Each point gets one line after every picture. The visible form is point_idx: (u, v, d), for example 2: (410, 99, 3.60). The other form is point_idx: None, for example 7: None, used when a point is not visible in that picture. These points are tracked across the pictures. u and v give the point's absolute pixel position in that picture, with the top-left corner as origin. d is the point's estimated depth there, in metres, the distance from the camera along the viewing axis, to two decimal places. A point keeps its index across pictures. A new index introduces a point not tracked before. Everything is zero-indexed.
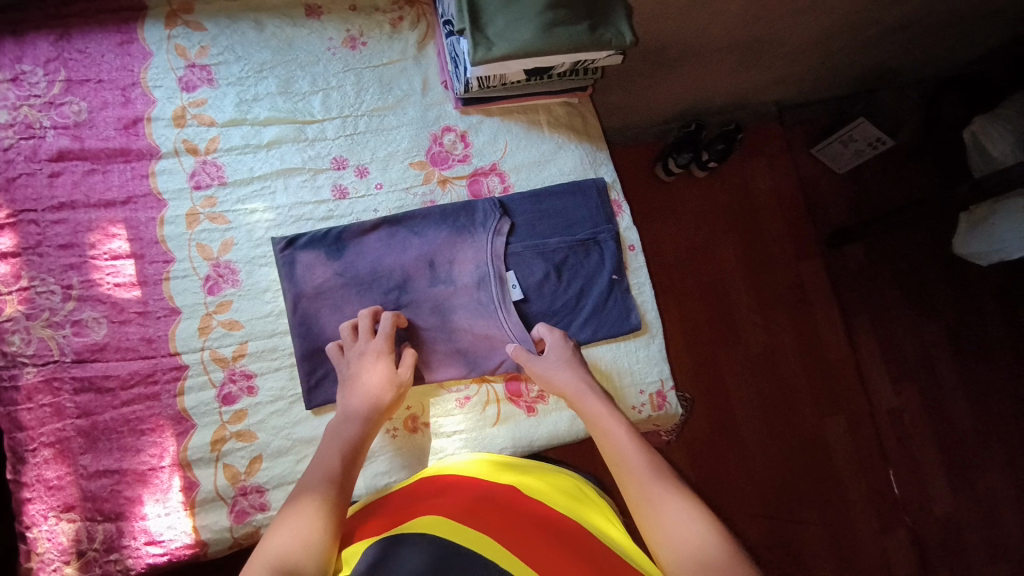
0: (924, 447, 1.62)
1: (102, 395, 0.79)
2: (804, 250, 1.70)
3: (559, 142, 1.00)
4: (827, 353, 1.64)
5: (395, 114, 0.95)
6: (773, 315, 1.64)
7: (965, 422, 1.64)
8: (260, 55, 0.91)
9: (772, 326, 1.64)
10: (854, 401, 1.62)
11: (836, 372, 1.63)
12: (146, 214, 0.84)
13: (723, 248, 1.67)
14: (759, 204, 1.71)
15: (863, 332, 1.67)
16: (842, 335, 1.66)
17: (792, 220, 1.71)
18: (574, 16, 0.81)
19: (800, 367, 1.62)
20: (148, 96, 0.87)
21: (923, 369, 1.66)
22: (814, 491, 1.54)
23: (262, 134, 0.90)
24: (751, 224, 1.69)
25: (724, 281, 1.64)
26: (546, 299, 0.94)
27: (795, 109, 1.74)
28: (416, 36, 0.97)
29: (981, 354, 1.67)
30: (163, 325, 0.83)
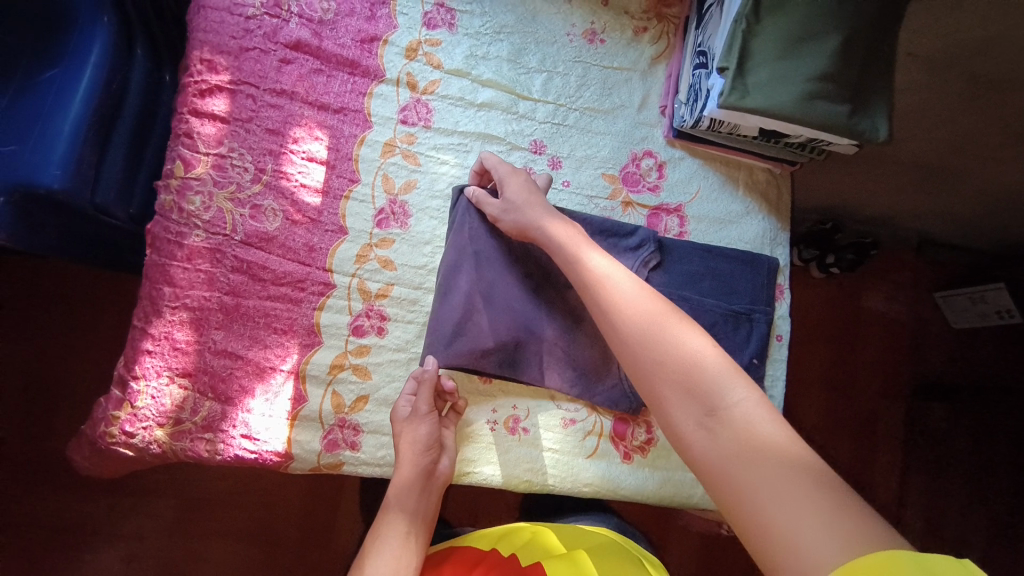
0: None
1: (255, 283, 0.80)
2: (891, 390, 1.66)
3: (749, 207, 0.96)
4: (877, 502, 1.60)
5: (605, 120, 0.93)
6: (837, 442, 1.62)
7: None
8: (503, 17, 0.91)
9: (833, 451, 1.61)
10: None
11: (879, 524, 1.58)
12: (350, 129, 0.85)
13: (815, 357, 1.65)
14: (864, 327, 1.68)
15: (922, 495, 1.61)
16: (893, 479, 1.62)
17: (893, 356, 1.68)
18: (839, 95, 0.77)
19: None
20: (392, 20, 0.88)
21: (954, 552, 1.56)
22: None
23: (478, 94, 0.89)
24: (849, 343, 1.67)
25: (801, 391, 1.64)
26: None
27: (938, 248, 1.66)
28: (652, 52, 0.95)
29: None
30: (327, 239, 0.83)
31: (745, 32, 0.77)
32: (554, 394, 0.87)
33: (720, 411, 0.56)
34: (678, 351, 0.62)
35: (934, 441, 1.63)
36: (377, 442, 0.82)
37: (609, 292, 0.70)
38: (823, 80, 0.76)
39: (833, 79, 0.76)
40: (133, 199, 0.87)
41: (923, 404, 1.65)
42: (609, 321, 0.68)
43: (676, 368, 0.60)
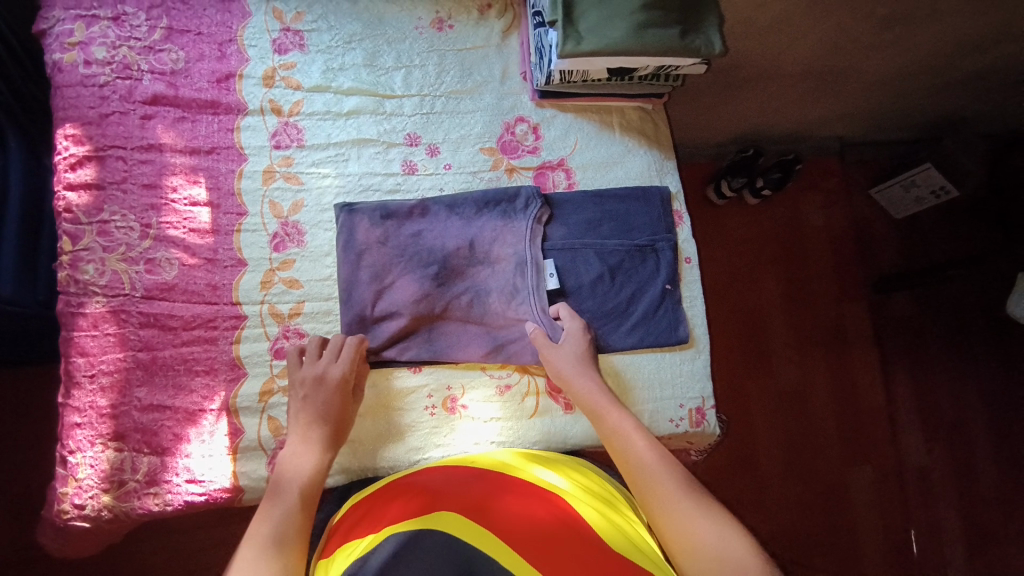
0: (945, 507, 1.58)
1: (166, 333, 0.82)
2: (849, 291, 1.71)
3: (629, 146, 1.00)
4: (861, 400, 1.64)
5: (472, 99, 0.96)
6: (809, 353, 1.66)
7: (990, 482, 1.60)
8: (351, 26, 0.94)
9: (807, 363, 1.66)
10: (883, 454, 1.61)
11: (868, 420, 1.63)
12: (227, 166, 0.88)
13: (766, 279, 1.70)
14: (807, 238, 1.74)
15: (903, 385, 1.66)
16: (877, 380, 1.66)
17: (842, 259, 1.73)
18: (666, 19, 0.81)
19: (831, 413, 1.63)
20: (243, 54, 0.91)
21: (954, 432, 1.63)
22: (831, 539, 1.54)
23: (344, 103, 0.92)
24: (798, 257, 1.72)
25: (762, 314, 1.67)
26: (587, 299, 0.93)
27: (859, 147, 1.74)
28: (501, 25, 0.99)
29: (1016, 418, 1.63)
30: (228, 274, 0.85)
31: None
32: (483, 365, 0.90)
33: (707, 541, 0.61)
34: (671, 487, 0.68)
35: (896, 326, 1.69)
36: None
37: (620, 425, 0.76)
38: (648, 10, 0.80)
39: (657, 6, 0.80)
40: (37, 286, 0.88)
41: (884, 295, 1.71)
42: (618, 443, 0.75)
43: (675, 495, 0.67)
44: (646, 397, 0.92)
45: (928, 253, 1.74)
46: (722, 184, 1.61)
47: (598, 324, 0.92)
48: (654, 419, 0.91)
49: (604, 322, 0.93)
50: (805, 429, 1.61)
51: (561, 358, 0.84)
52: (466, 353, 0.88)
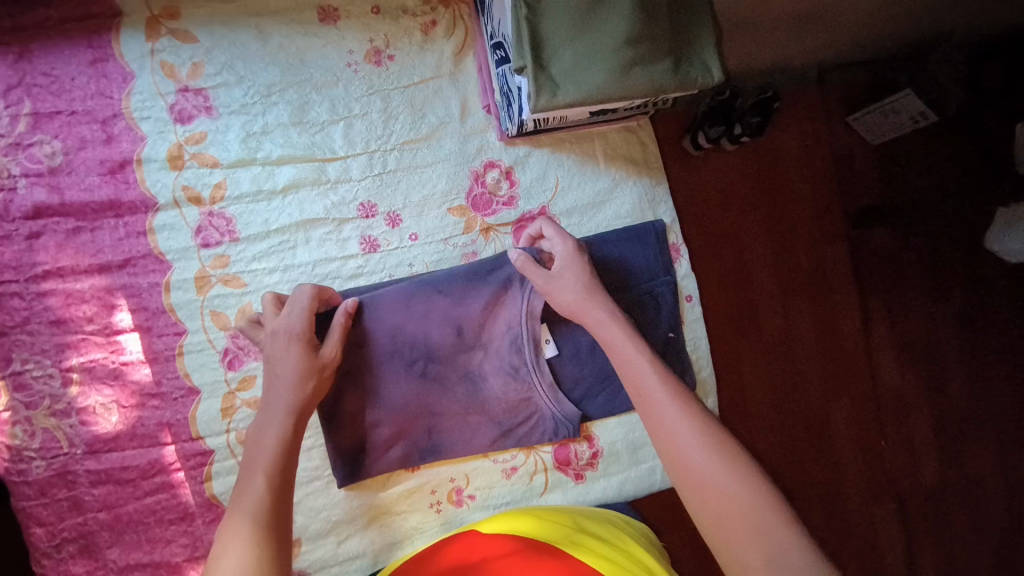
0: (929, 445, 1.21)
1: (123, 486, 0.72)
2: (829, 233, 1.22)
3: (616, 178, 0.87)
4: (844, 339, 1.21)
5: (429, 148, 0.80)
6: (793, 298, 1.21)
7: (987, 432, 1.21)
8: (265, 74, 0.75)
9: (793, 312, 1.20)
10: (862, 389, 1.21)
11: (850, 363, 1.21)
12: (148, 279, 0.73)
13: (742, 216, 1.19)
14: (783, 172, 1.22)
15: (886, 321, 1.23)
16: (858, 316, 1.22)
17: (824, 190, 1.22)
18: (656, 52, 0.66)
19: (816, 359, 1.21)
20: (135, 131, 0.72)
21: (930, 364, 1.22)
22: (832, 511, 1.17)
23: (276, 177, 0.76)
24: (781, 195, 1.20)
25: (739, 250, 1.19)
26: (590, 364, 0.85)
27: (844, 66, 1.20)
28: (452, 46, 0.81)
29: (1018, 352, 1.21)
30: (181, 406, 0.74)
31: (528, 19, 0.64)
32: (485, 452, 0.83)
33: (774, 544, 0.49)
34: (725, 466, 0.55)
35: None
36: None
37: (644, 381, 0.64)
38: (634, 44, 0.65)
39: (645, 36, 0.65)
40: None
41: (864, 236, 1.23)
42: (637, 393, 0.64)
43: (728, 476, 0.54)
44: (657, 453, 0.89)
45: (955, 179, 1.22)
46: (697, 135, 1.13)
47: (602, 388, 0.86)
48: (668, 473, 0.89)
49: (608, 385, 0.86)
50: (791, 388, 1.19)
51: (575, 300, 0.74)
52: (466, 442, 0.82)
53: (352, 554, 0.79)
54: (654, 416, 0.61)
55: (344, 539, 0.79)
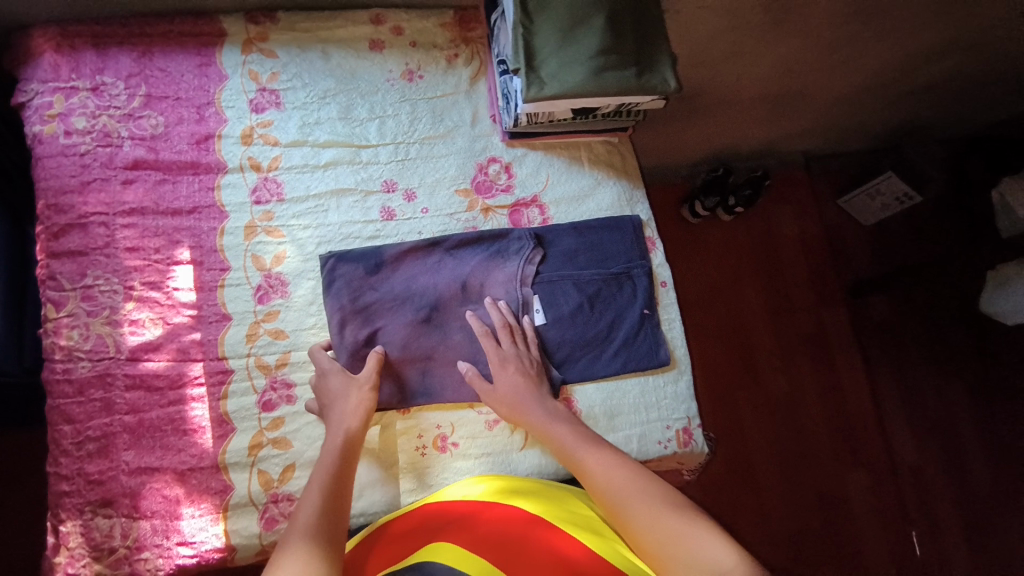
0: (943, 507, 1.68)
1: (151, 394, 0.83)
2: (827, 298, 1.84)
3: (598, 178, 1.04)
4: (848, 402, 1.75)
5: (444, 143, 1.00)
6: (793, 362, 1.77)
7: (987, 480, 1.70)
8: (324, 82, 0.98)
9: (792, 373, 1.76)
10: (875, 457, 1.71)
11: (856, 422, 1.73)
12: (208, 224, 0.89)
13: (745, 291, 1.82)
14: (782, 249, 1.88)
15: (886, 383, 1.78)
16: (862, 385, 1.77)
17: (816, 269, 1.87)
18: (622, 62, 0.86)
19: (818, 417, 1.72)
20: (220, 115, 0.94)
21: (946, 429, 1.75)
22: (835, 547, 1.61)
23: (321, 155, 0.95)
24: (776, 269, 1.85)
25: (745, 320, 1.79)
26: (572, 330, 0.95)
27: (822, 160, 1.93)
28: (469, 72, 1.03)
29: (996, 404, 1.76)
30: (214, 329, 0.86)
31: (524, 36, 0.86)
32: (471, 402, 0.91)
33: (701, 554, 0.62)
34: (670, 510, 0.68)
35: (877, 328, 1.82)
36: None
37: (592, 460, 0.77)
38: (604, 55, 0.85)
39: (613, 51, 0.86)
40: (25, 353, 0.89)
41: (859, 301, 1.84)
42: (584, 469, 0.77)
43: (665, 512, 0.68)
44: (632, 422, 0.94)
45: (897, 250, 1.90)
46: (697, 204, 1.77)
47: (582, 354, 0.95)
48: (643, 443, 0.93)
49: (588, 352, 0.95)
50: (800, 437, 1.70)
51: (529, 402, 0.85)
52: (453, 390, 0.90)
53: None
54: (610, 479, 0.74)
55: None
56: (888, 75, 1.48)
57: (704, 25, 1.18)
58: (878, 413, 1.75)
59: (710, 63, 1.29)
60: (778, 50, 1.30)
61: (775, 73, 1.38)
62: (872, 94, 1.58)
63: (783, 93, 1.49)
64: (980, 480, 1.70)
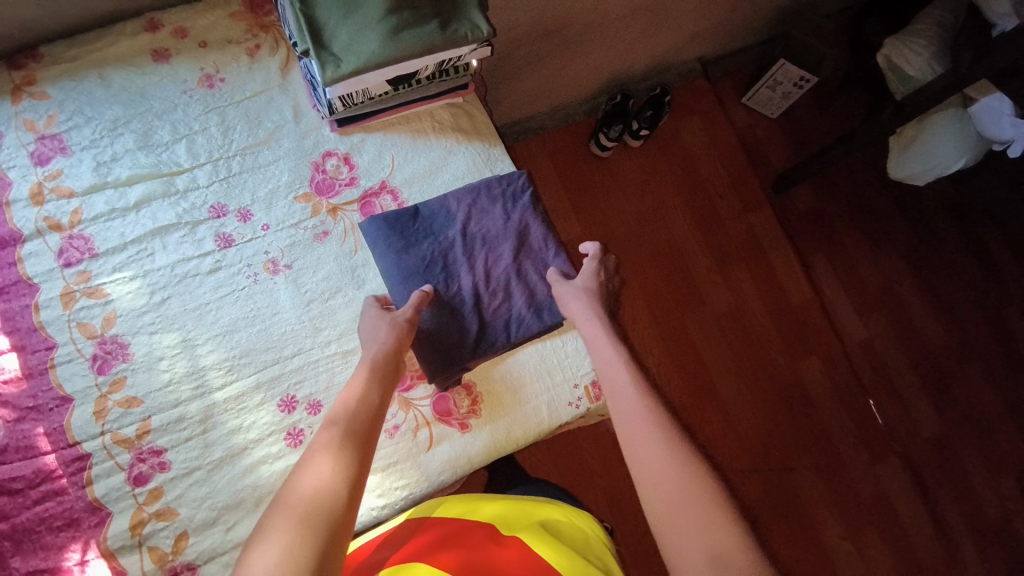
0: (900, 372, 1.74)
1: (14, 497, 0.75)
2: (751, 201, 1.82)
3: (448, 146, 0.96)
4: (790, 298, 1.75)
5: (270, 148, 0.91)
6: (731, 273, 1.76)
7: (936, 335, 1.76)
8: (111, 111, 0.87)
9: (734, 283, 1.75)
10: (825, 340, 1.73)
11: (802, 314, 1.74)
12: (20, 303, 0.80)
13: (668, 215, 1.78)
14: (700, 162, 1.84)
15: (823, 270, 1.79)
16: (802, 278, 1.77)
17: (736, 173, 1.84)
18: (419, 17, 0.77)
19: (766, 317, 1.73)
20: (2, 178, 0.83)
21: (886, 297, 1.78)
22: (803, 438, 1.65)
23: (129, 196, 0.85)
24: (695, 185, 1.81)
25: (676, 243, 1.76)
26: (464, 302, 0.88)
27: (718, 62, 1.87)
28: (277, 62, 0.93)
29: (931, 262, 1.81)
30: (57, 415, 0.78)
31: (304, 11, 0.76)
32: None
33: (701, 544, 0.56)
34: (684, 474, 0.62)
35: (805, 218, 1.82)
36: (218, 567, 0.77)
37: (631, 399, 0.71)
38: (396, 13, 0.76)
39: (405, 7, 0.77)
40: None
41: (783, 195, 1.83)
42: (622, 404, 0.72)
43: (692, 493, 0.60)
44: (539, 390, 0.91)
45: (812, 136, 1.89)
46: (601, 136, 1.72)
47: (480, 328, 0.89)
48: (552, 408, 0.90)
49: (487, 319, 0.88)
50: (750, 343, 1.71)
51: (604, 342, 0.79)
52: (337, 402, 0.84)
53: (239, 539, 0.78)
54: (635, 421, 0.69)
55: (232, 526, 0.78)
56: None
57: None
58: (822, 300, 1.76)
59: None
60: None
61: None
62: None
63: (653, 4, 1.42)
64: (929, 337, 1.76)
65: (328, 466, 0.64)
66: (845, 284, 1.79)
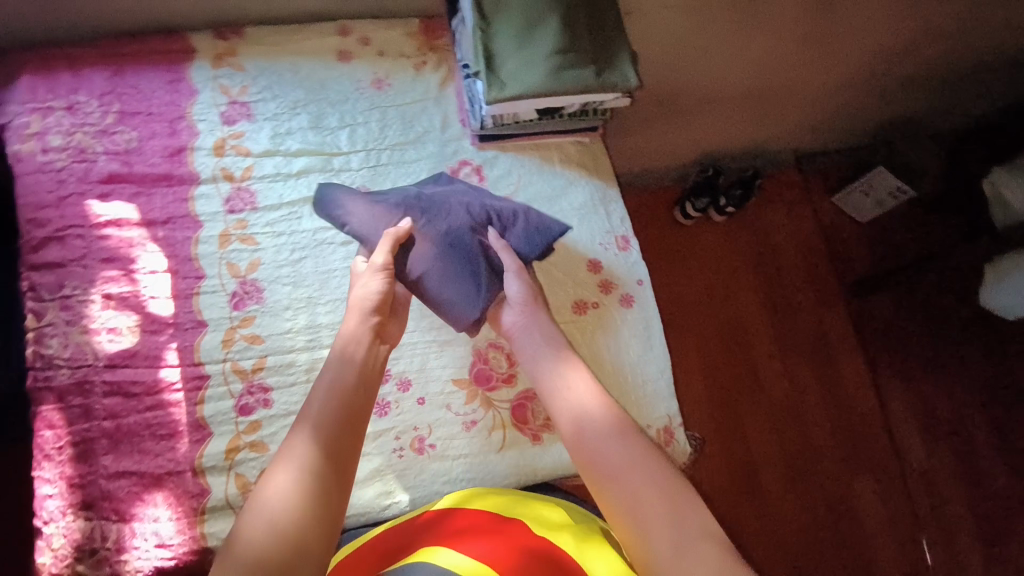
0: (955, 506, 1.64)
1: (133, 398, 0.84)
2: (825, 296, 1.82)
3: (571, 178, 1.05)
4: (853, 406, 1.71)
5: (415, 148, 1.02)
6: (793, 362, 1.74)
7: (1001, 476, 1.67)
8: (294, 93, 1.00)
9: (794, 373, 1.73)
10: (881, 454, 1.67)
11: (861, 422, 1.70)
12: (183, 233, 0.91)
13: (739, 291, 1.80)
14: (779, 247, 1.86)
15: (889, 381, 1.74)
16: (869, 390, 1.73)
17: (813, 265, 1.85)
18: (580, 61, 0.87)
19: (823, 416, 1.69)
20: (193, 128, 0.96)
21: (950, 423, 1.71)
22: (842, 551, 1.57)
23: (293, 164, 0.97)
24: (770, 268, 1.83)
25: (743, 320, 1.77)
26: (457, 259, 0.91)
27: (813, 157, 1.92)
28: (438, 78, 1.06)
29: (1004, 398, 1.73)
30: (189, 336, 0.87)
31: (484, 39, 0.87)
32: (449, 404, 0.92)
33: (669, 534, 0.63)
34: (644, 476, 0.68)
35: (877, 325, 1.79)
36: None
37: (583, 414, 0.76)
38: (562, 54, 0.86)
39: (570, 50, 0.87)
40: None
41: (863, 301, 1.81)
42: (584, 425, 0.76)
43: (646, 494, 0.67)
44: None
45: (895, 245, 1.89)
46: (687, 205, 1.78)
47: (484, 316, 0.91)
48: None
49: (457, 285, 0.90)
50: (803, 439, 1.67)
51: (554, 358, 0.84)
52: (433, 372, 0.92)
53: None
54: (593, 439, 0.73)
55: None
56: (866, 68, 1.49)
57: (676, 25, 1.19)
58: (884, 413, 1.71)
59: (687, 62, 1.30)
60: (748, 51, 1.32)
61: (751, 70, 1.39)
62: (854, 90, 1.58)
63: (766, 91, 1.50)
64: (992, 476, 1.67)
65: (306, 448, 0.68)
66: (908, 401, 1.73)
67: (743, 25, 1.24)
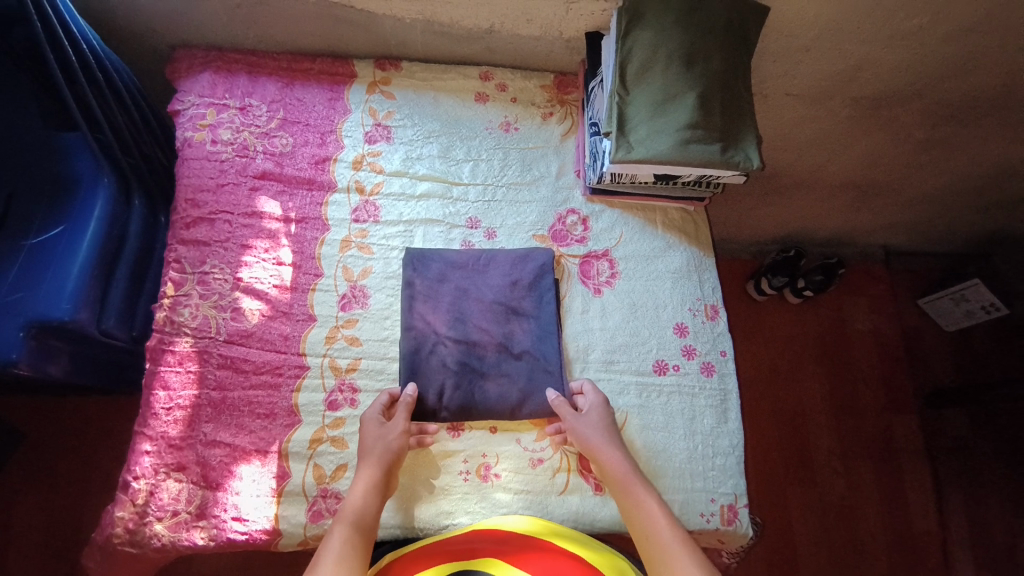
0: None
1: (240, 375, 0.91)
2: (899, 403, 1.72)
3: (670, 243, 1.08)
4: (914, 525, 1.59)
5: (529, 191, 1.08)
6: (854, 466, 1.64)
7: None
8: (431, 125, 1.09)
9: (853, 477, 1.63)
10: None
11: (921, 546, 1.57)
12: (312, 234, 1.00)
13: (808, 379, 1.72)
14: (854, 343, 1.78)
15: (958, 508, 1.61)
16: (932, 506, 1.61)
17: (889, 367, 1.76)
18: (708, 137, 0.91)
19: (880, 530, 1.58)
20: (339, 142, 1.06)
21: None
22: None
23: (417, 187, 1.05)
24: (842, 362, 1.75)
25: (805, 412, 1.68)
26: (487, 320, 0.96)
27: (904, 257, 1.86)
28: (561, 130, 1.13)
29: None
30: (300, 327, 0.94)
31: (619, 105, 0.93)
32: (519, 437, 0.93)
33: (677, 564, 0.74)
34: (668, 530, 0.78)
35: (951, 447, 1.67)
36: None
37: (618, 470, 0.85)
38: (691, 129, 0.91)
39: (700, 126, 0.91)
40: (105, 317, 0.98)
41: (937, 412, 1.71)
42: (621, 490, 0.84)
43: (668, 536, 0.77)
44: (677, 487, 0.92)
45: (981, 364, 1.77)
46: (763, 281, 1.72)
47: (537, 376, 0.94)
48: (685, 511, 0.90)
49: (534, 351, 0.95)
50: (854, 549, 1.55)
51: (599, 435, 0.88)
52: (515, 408, 0.92)
53: None
54: (625, 491, 0.83)
55: None
56: (979, 179, 1.45)
57: (790, 111, 1.21)
58: (946, 540, 1.58)
59: (792, 146, 1.31)
60: (859, 145, 1.32)
61: (858, 163, 1.38)
62: (961, 197, 1.53)
63: (867, 187, 1.48)
64: None
65: (347, 527, 0.77)
66: (977, 535, 1.58)
67: (858, 122, 1.25)
